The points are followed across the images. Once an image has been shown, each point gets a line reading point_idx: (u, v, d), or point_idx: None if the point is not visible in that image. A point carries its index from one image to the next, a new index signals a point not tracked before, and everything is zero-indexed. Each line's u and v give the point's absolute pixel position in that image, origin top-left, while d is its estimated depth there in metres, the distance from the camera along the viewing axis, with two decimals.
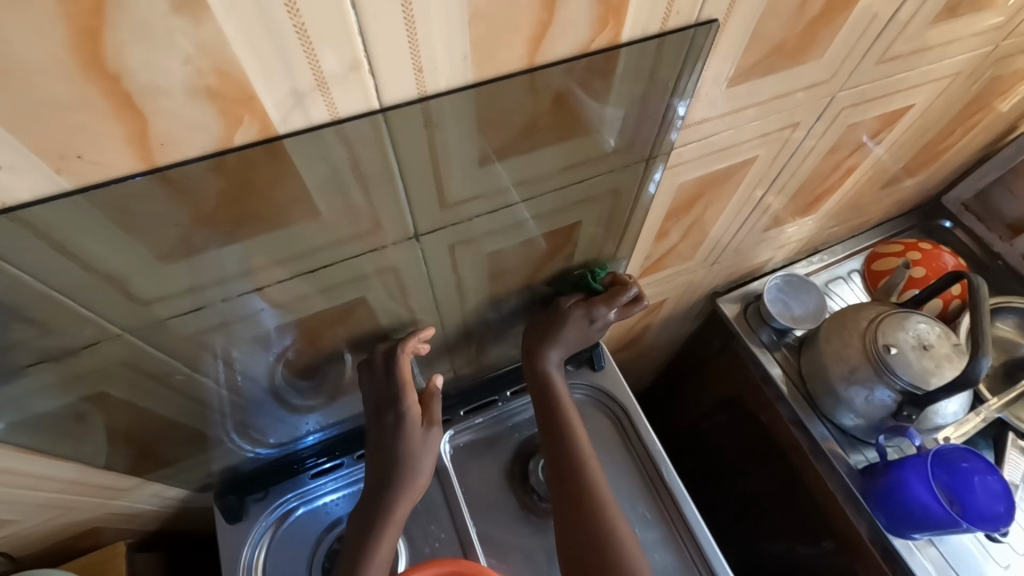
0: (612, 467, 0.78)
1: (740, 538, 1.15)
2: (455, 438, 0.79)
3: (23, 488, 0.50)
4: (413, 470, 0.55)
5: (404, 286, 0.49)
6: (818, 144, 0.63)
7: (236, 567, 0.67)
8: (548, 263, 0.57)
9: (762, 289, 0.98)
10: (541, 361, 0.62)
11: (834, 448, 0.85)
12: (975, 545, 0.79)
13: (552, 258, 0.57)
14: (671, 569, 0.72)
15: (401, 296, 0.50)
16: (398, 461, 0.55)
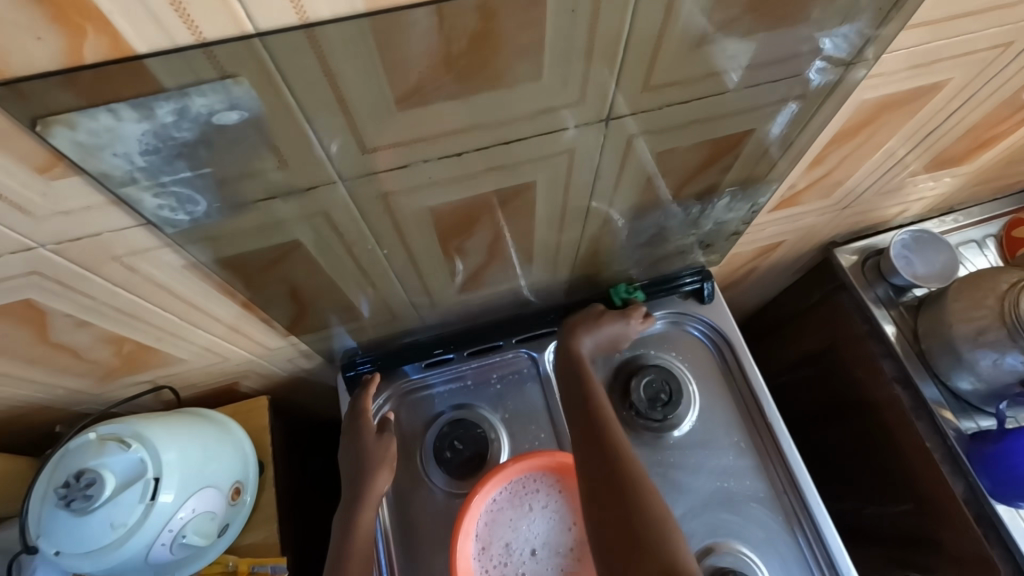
0: (709, 396, 0.79)
1: None
2: (558, 349, 0.81)
3: (202, 327, 0.58)
4: (371, 459, 0.67)
5: (571, 177, 0.49)
6: (1018, 74, 0.57)
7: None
8: (703, 176, 0.56)
9: (885, 244, 0.93)
10: (577, 346, 0.72)
11: (943, 411, 0.82)
12: None
13: (709, 170, 0.55)
14: (761, 498, 0.74)
15: (564, 187, 0.51)
16: (359, 458, 0.68)
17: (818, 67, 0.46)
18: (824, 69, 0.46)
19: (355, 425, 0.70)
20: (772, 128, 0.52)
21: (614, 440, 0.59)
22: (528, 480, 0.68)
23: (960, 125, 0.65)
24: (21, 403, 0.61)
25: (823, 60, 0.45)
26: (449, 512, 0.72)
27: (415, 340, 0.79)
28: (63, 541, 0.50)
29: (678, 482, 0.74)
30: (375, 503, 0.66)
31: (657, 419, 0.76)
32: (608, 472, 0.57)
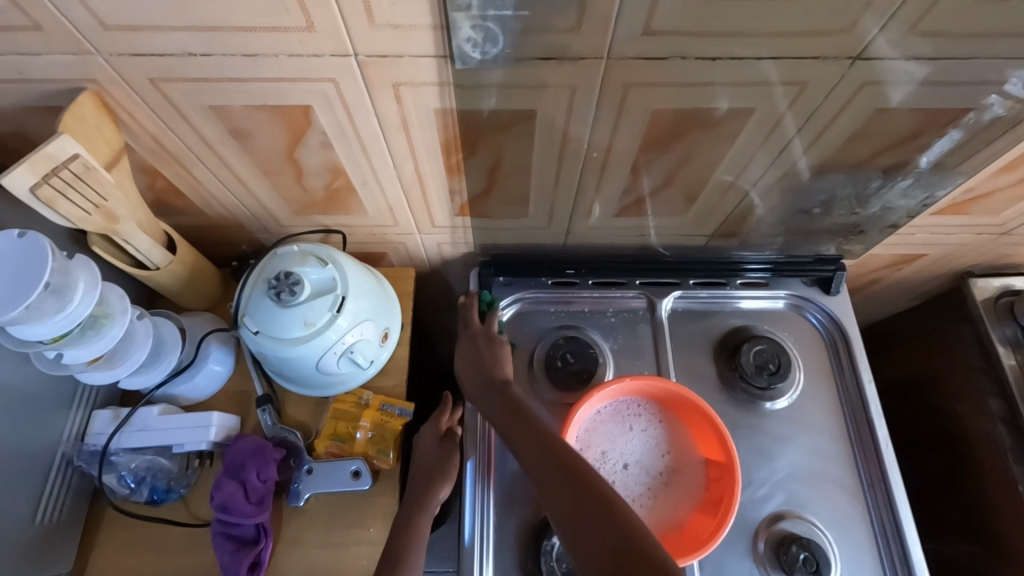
0: (812, 380, 0.81)
1: None
2: (677, 301, 0.85)
3: (403, 183, 0.65)
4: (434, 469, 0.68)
5: (784, 114, 0.54)
6: None
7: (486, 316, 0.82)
8: (897, 150, 0.58)
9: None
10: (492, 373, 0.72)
11: None
12: None
13: (904, 146, 0.58)
14: (844, 485, 0.76)
15: (771, 125, 0.55)
16: (425, 467, 0.69)
17: (993, 102, 0.52)
18: (1001, 105, 0.53)
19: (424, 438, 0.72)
20: (924, 157, 0.59)
21: (581, 464, 0.57)
22: (631, 403, 0.72)
23: None
24: (229, 214, 0.71)
25: (1002, 96, 0.52)
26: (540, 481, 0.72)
27: (543, 255, 0.83)
28: (264, 322, 0.58)
29: (766, 448, 0.77)
30: (432, 511, 0.65)
31: (760, 385, 0.78)
32: (553, 476, 0.57)
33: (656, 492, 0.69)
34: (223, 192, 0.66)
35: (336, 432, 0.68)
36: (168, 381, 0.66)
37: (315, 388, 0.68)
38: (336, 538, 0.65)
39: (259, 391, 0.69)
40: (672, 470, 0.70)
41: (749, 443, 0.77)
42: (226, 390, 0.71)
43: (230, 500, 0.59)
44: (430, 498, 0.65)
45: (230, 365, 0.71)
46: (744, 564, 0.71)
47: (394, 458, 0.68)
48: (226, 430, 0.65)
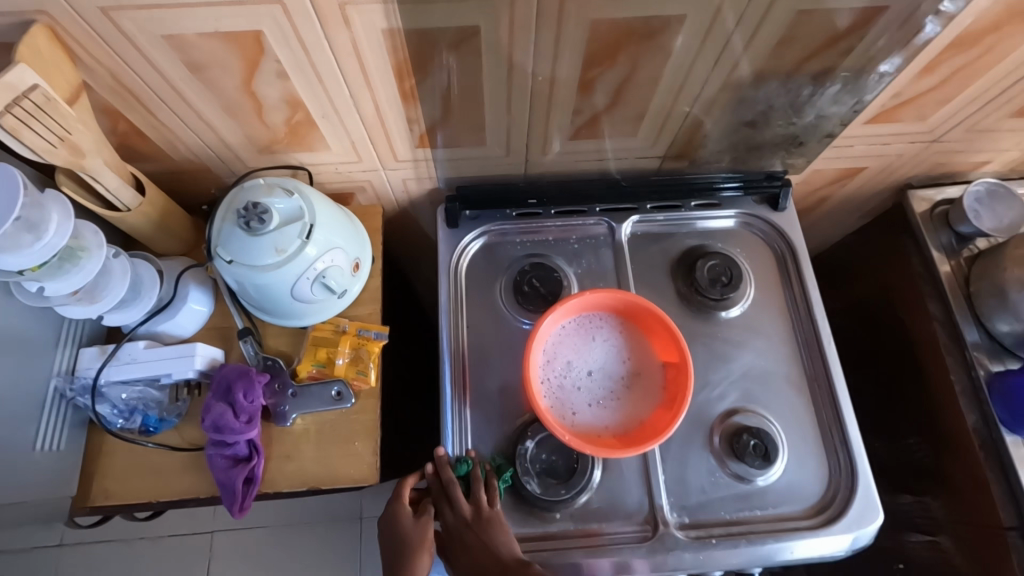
0: (762, 289, 0.87)
1: None
2: (637, 225, 0.90)
3: (362, 114, 0.68)
4: (408, 542, 0.68)
5: (715, 19, 0.57)
6: None
7: (455, 250, 0.86)
8: (823, 54, 0.62)
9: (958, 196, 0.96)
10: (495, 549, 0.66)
11: (980, 355, 0.88)
12: None
13: (829, 49, 0.62)
14: (792, 381, 0.82)
15: (705, 32, 0.58)
16: (398, 541, 0.68)
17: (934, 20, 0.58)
18: (938, 23, 0.59)
19: (389, 521, 0.70)
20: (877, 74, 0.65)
21: None
22: (594, 318, 0.78)
23: None
24: (195, 157, 0.73)
25: (941, 13, 0.57)
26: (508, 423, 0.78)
27: (507, 188, 0.86)
28: (237, 251, 0.62)
29: (721, 352, 0.83)
30: None
31: (715, 297, 0.84)
32: None
33: (619, 395, 0.75)
34: (187, 134, 0.68)
35: (317, 357, 0.72)
36: (148, 319, 0.69)
37: (294, 318, 0.72)
38: (324, 453, 0.70)
39: (238, 324, 0.73)
40: (633, 375, 0.76)
41: (706, 349, 0.83)
42: (208, 328, 0.74)
43: (221, 420, 0.63)
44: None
45: (211, 305, 0.74)
46: (703, 456, 0.78)
47: (374, 378, 0.72)
48: (210, 360, 0.68)
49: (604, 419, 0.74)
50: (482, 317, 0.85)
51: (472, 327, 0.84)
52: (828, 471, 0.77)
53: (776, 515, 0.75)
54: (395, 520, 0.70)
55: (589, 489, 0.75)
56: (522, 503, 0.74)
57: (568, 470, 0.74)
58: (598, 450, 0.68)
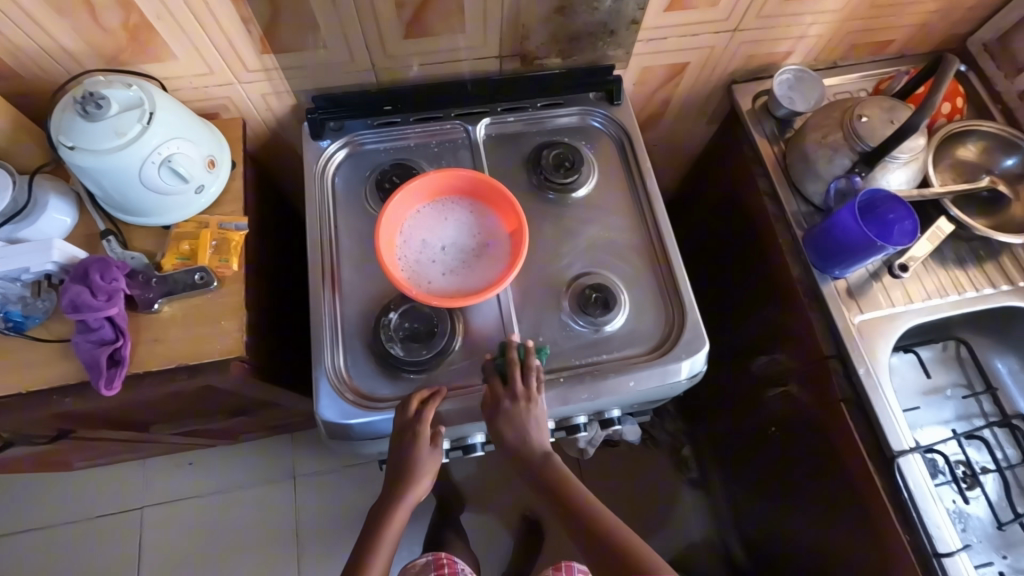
0: (606, 174, 0.97)
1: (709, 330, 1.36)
2: (490, 127, 0.98)
3: (196, 14, 0.74)
4: (418, 468, 0.76)
5: None
6: None
7: (320, 158, 0.92)
8: None
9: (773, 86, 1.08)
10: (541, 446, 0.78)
11: (797, 214, 1.00)
12: (887, 304, 0.93)
13: None
14: (634, 247, 0.92)
15: None
16: (404, 465, 0.76)
17: None
18: None
19: (404, 443, 0.76)
20: None
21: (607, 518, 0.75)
22: (447, 202, 0.86)
23: None
24: (46, 73, 0.77)
25: None
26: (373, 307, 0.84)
27: (363, 98, 0.93)
28: (79, 137, 0.66)
29: (570, 228, 0.93)
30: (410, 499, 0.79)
31: (560, 180, 0.93)
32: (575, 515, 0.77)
33: (470, 263, 0.83)
34: (30, 44, 0.72)
35: (180, 251, 0.77)
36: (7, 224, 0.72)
37: (152, 217, 0.77)
38: (192, 333, 0.74)
39: (101, 227, 0.77)
40: (483, 246, 0.84)
41: (556, 227, 0.93)
42: (72, 236, 0.78)
43: (78, 298, 0.68)
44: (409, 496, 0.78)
45: (76, 216, 0.78)
46: (556, 315, 0.87)
47: (237, 264, 0.78)
48: (70, 256, 0.72)
49: (457, 285, 0.81)
50: (349, 215, 0.90)
51: (340, 225, 0.90)
52: (665, 316, 0.87)
53: (620, 357, 0.84)
54: (415, 445, 0.75)
55: (451, 350, 0.82)
56: (391, 368, 0.81)
57: (429, 334, 0.82)
58: (445, 303, 0.76)
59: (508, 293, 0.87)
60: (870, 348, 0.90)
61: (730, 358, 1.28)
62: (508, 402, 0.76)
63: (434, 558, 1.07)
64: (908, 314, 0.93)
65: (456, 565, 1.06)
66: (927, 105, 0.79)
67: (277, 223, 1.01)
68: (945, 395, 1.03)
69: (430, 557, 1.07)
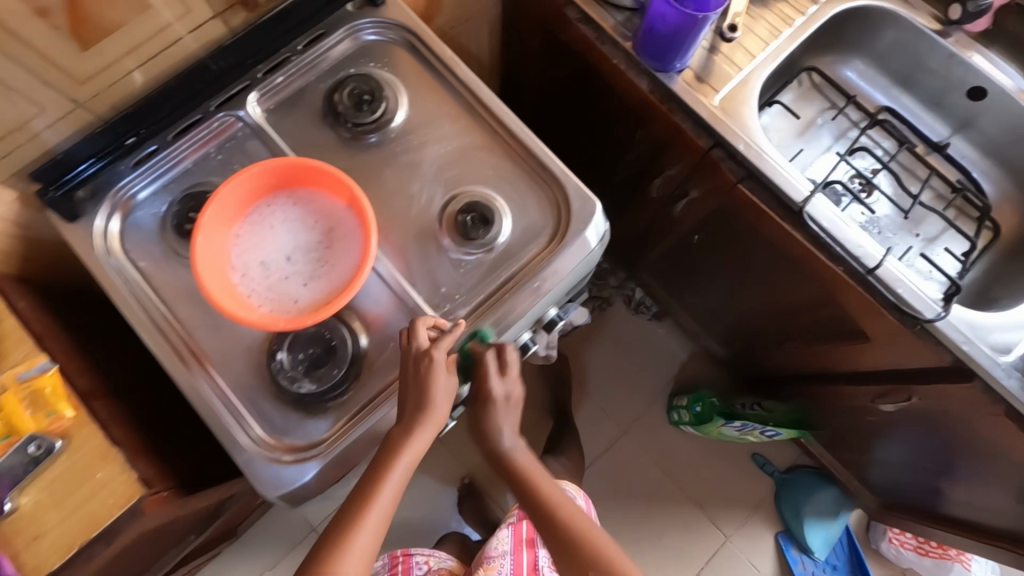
0: (414, 85, 0.85)
1: (601, 179, 1.33)
2: (263, 100, 0.82)
3: None
4: (432, 409, 0.68)
5: None
6: None
7: (95, 239, 0.74)
8: None
9: None
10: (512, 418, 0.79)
11: (615, 30, 0.93)
12: (733, 70, 0.90)
13: None
14: (482, 145, 0.83)
15: None
16: (423, 403, 0.68)
17: None
18: None
19: (411, 358, 0.69)
20: None
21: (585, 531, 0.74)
22: (263, 205, 0.72)
23: None
24: None
25: None
26: (258, 357, 0.73)
27: (97, 145, 0.74)
28: None
29: (410, 161, 0.82)
30: (415, 449, 0.68)
31: (370, 118, 0.80)
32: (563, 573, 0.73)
33: (327, 258, 0.72)
34: None
35: None
36: None
37: None
38: (70, 508, 0.62)
39: None
40: (328, 233, 0.72)
41: (396, 170, 0.81)
42: None
43: None
44: (411, 446, 0.68)
45: None
46: (442, 258, 0.78)
47: (71, 408, 0.64)
48: None
49: (326, 287, 0.71)
50: (169, 279, 0.75)
51: (167, 294, 0.74)
52: (548, 199, 0.81)
53: (526, 262, 0.79)
54: (428, 363, 0.68)
55: (361, 352, 0.74)
56: (313, 406, 0.72)
57: (329, 352, 0.72)
58: (321, 315, 0.66)
59: (386, 263, 0.77)
60: (740, 123, 0.88)
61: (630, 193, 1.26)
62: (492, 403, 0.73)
63: (391, 558, 1.05)
64: (757, 71, 0.91)
65: (413, 559, 1.05)
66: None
67: (100, 331, 0.83)
68: (818, 124, 1.05)
69: (386, 557, 1.06)
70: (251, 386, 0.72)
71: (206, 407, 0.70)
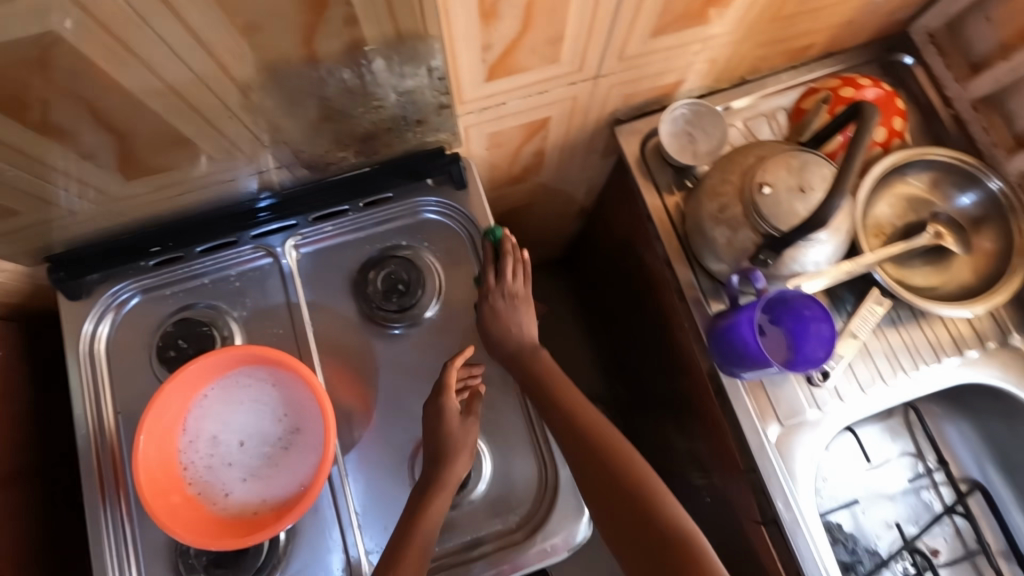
0: (456, 284, 0.77)
1: (639, 373, 1.22)
2: (302, 245, 0.77)
3: None
4: (452, 442, 0.66)
5: (132, 45, 0.44)
6: None
7: (79, 344, 0.72)
8: (317, 41, 0.49)
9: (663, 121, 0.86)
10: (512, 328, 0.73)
11: (696, 296, 0.82)
12: (807, 401, 0.77)
13: (315, 35, 0.49)
14: (495, 380, 0.74)
15: (138, 57, 0.46)
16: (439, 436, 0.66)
17: None
18: None
19: (438, 400, 0.68)
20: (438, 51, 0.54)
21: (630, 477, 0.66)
22: (240, 375, 0.67)
23: None
24: None
25: None
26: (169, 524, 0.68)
27: (123, 242, 0.72)
28: None
29: (417, 367, 0.74)
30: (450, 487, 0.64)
31: (394, 309, 0.74)
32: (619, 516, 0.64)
33: (277, 459, 0.66)
34: None
35: None
36: None
37: None
38: None
39: None
40: (292, 431, 0.66)
41: (397, 371, 0.74)
42: None
43: None
44: (446, 482, 0.64)
45: None
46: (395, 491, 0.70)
47: None
48: None
49: (260, 493, 0.65)
50: (131, 394, 0.72)
51: (120, 410, 0.71)
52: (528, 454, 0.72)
53: (482, 538, 0.69)
54: (442, 414, 0.67)
55: (271, 565, 0.67)
56: None
57: (239, 552, 0.66)
58: (232, 542, 0.59)
59: (341, 472, 0.70)
60: (788, 468, 0.75)
61: (658, 411, 1.14)
62: (497, 294, 0.74)
63: None
64: (837, 417, 0.76)
65: None
66: (845, 155, 0.61)
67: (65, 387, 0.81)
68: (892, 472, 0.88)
69: None
70: (151, 551, 0.67)
71: (98, 558, 0.66)
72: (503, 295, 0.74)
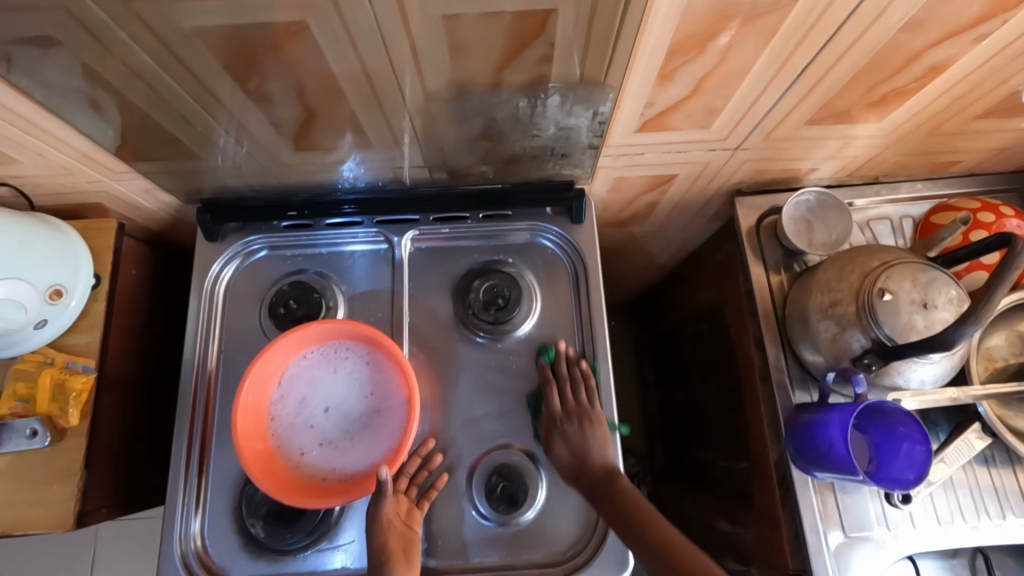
0: (549, 311, 0.79)
1: (691, 439, 1.20)
2: (418, 240, 0.81)
3: (45, 141, 0.61)
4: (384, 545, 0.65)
5: (357, 48, 0.50)
6: (871, 23, 0.53)
7: (203, 283, 0.78)
8: (509, 73, 0.54)
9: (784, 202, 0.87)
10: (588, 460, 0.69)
11: (782, 381, 0.80)
12: (876, 518, 0.74)
13: (509, 68, 0.53)
14: None
15: (356, 57, 0.51)
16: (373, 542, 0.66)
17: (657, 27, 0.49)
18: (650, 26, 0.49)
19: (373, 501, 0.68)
20: (609, 100, 0.57)
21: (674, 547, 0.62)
22: (340, 346, 0.71)
23: (829, 70, 0.59)
24: None
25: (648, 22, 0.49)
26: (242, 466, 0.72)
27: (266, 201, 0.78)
28: None
29: (495, 382, 0.76)
30: None
31: (488, 321, 0.76)
32: None
33: (354, 434, 0.69)
34: None
35: (18, 393, 0.66)
36: None
37: None
38: (18, 497, 0.65)
39: None
40: (373, 411, 0.70)
41: (476, 382, 0.77)
42: None
43: None
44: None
45: None
46: (450, 496, 0.72)
47: (77, 417, 0.66)
48: None
49: (332, 461, 0.68)
50: (236, 337, 0.77)
51: (224, 349, 0.77)
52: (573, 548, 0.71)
53: (520, 564, 0.70)
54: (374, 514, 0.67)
55: (326, 531, 0.70)
56: (253, 548, 0.70)
57: (298, 512, 0.70)
58: (302, 501, 0.63)
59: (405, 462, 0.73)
60: None
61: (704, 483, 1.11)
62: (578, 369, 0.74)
63: None
64: (905, 544, 0.73)
65: None
66: (988, 281, 0.59)
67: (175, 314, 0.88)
68: None
69: None
70: (219, 486, 0.72)
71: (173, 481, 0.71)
72: (574, 415, 0.71)
